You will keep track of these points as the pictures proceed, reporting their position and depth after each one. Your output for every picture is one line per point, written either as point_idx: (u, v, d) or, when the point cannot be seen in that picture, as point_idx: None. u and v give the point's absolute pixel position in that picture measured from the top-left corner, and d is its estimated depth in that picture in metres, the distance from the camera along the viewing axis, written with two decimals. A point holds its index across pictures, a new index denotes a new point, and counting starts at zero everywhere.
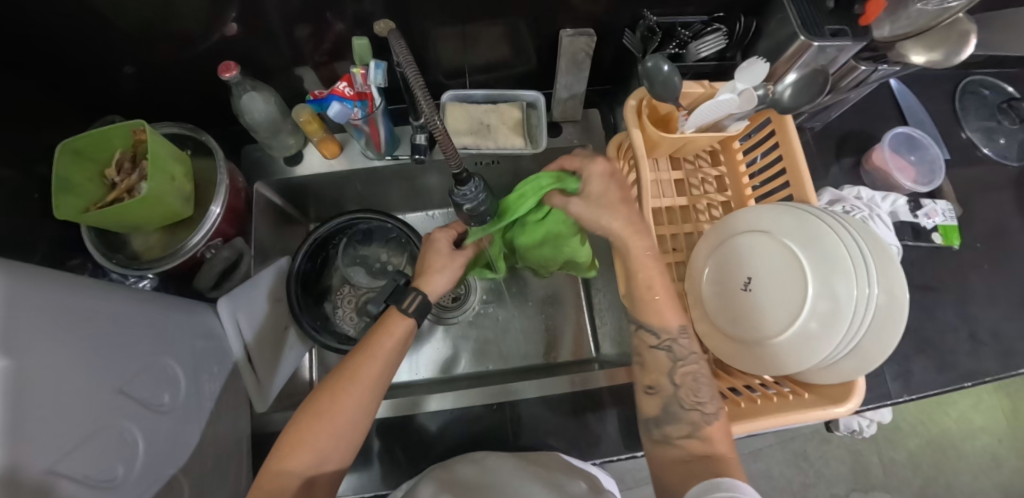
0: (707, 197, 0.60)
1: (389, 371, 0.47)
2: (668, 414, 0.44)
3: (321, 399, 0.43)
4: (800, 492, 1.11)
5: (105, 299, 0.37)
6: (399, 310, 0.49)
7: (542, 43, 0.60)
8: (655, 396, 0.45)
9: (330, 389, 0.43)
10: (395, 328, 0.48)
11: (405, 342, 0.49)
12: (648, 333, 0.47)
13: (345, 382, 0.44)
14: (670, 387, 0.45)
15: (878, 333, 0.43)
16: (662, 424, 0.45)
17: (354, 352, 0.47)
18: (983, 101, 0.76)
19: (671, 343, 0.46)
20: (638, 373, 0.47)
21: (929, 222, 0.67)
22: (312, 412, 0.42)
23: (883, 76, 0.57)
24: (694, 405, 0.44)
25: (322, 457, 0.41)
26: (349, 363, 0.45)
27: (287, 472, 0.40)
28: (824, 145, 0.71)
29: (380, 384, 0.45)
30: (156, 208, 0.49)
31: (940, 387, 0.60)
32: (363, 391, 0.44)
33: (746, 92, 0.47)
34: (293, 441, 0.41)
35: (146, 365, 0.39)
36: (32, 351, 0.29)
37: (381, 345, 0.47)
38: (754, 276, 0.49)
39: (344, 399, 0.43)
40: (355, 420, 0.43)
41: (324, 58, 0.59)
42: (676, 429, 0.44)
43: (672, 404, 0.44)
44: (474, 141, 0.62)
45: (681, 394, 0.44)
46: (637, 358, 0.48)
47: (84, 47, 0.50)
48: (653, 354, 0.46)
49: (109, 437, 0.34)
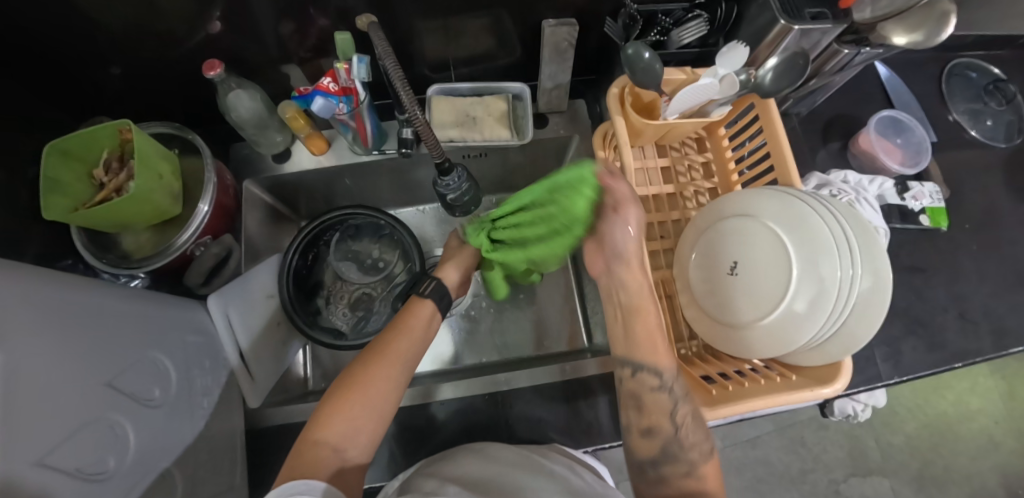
0: (694, 183, 0.60)
1: (416, 348, 0.50)
2: (669, 454, 0.45)
3: (355, 373, 0.46)
4: (798, 479, 1.12)
5: (90, 294, 0.38)
6: (418, 294, 0.55)
7: (525, 34, 0.60)
8: (653, 438, 0.45)
9: (363, 364, 0.47)
10: (421, 310, 0.54)
11: (428, 327, 0.53)
12: (647, 375, 0.46)
13: (379, 356, 0.47)
14: (670, 428, 0.45)
15: (864, 310, 0.44)
16: (662, 462, 0.45)
17: (381, 335, 0.50)
18: (969, 83, 0.76)
19: (671, 384, 0.46)
20: (636, 416, 0.46)
21: (916, 204, 0.67)
22: (348, 384, 0.45)
23: (866, 59, 0.57)
24: (694, 444, 0.45)
25: (356, 429, 0.43)
26: (383, 341, 0.49)
27: (322, 443, 0.41)
28: (810, 130, 0.71)
29: (409, 362, 0.49)
30: (145, 206, 0.50)
31: (931, 368, 0.61)
32: (393, 364, 0.47)
33: (728, 78, 0.48)
34: (329, 413, 0.43)
35: (135, 360, 0.40)
36: (20, 344, 0.29)
37: (409, 324, 0.52)
38: (741, 260, 0.49)
39: (380, 370, 0.46)
40: (387, 393, 0.45)
41: (309, 54, 0.59)
42: (675, 470, 0.44)
43: (672, 444, 0.45)
44: (459, 133, 0.62)
45: (681, 435, 0.45)
46: (634, 402, 0.47)
47: (68, 50, 0.50)
48: (654, 397, 0.46)
49: (98, 430, 0.34)
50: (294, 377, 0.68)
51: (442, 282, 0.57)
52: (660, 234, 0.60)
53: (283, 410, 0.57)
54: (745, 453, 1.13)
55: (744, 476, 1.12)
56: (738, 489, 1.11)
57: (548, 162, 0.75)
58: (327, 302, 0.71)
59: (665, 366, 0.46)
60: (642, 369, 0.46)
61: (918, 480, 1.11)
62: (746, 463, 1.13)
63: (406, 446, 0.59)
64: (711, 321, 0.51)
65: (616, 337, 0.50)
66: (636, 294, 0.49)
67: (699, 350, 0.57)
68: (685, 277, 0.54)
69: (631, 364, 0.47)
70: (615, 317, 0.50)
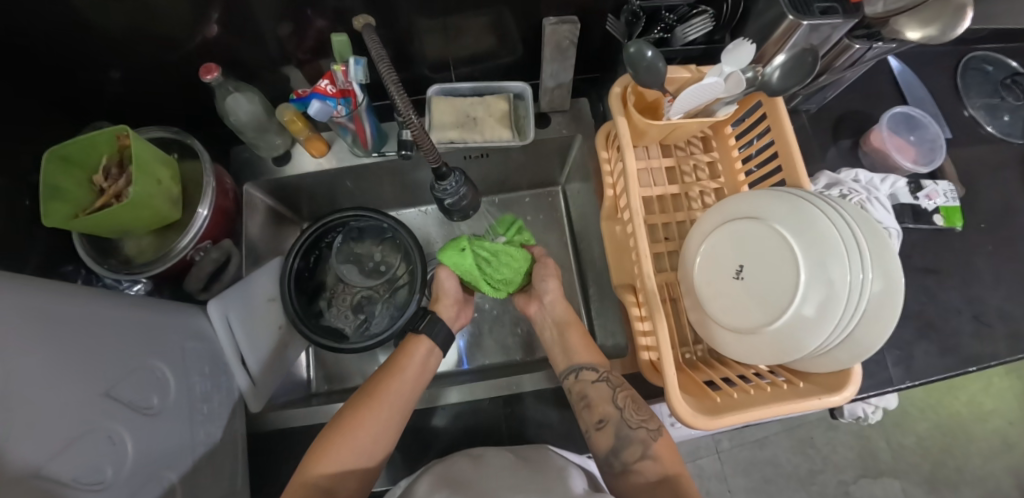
0: (699, 183, 0.59)
1: (409, 389, 0.54)
2: (621, 440, 0.51)
3: (348, 416, 0.50)
4: (807, 480, 1.10)
5: (84, 303, 0.37)
6: (416, 331, 0.58)
7: (526, 32, 0.59)
8: (605, 429, 0.52)
9: (356, 409, 0.51)
10: (416, 350, 0.57)
11: (425, 363, 0.57)
12: (589, 372, 0.56)
13: (375, 400, 0.51)
14: (616, 412, 0.53)
15: (873, 319, 0.42)
16: (619, 452, 0.51)
17: (377, 374, 0.55)
18: (985, 77, 0.74)
19: (607, 375, 0.56)
20: (587, 413, 0.54)
21: (930, 204, 0.65)
22: (341, 427, 0.49)
23: (879, 54, 0.55)
24: (639, 423, 0.52)
25: (345, 467, 0.48)
26: (377, 384, 0.53)
27: (312, 482, 0.46)
28: (819, 128, 0.70)
29: (403, 403, 0.53)
30: (144, 212, 0.49)
31: (943, 372, 0.59)
32: (385, 405, 0.51)
33: (733, 76, 0.46)
34: (320, 452, 0.48)
35: (133, 368, 0.40)
36: (16, 354, 0.29)
37: (403, 364, 0.55)
38: (747, 263, 0.47)
39: (374, 414, 0.50)
40: (375, 434, 0.50)
41: (307, 56, 0.58)
42: (631, 454, 0.51)
43: (622, 427, 0.52)
44: (459, 134, 0.61)
45: (626, 416, 0.52)
46: (583, 400, 0.55)
47: (67, 55, 0.50)
48: (596, 389, 0.55)
49: (97, 439, 0.34)
50: (296, 379, 0.68)
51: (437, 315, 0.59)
52: (664, 236, 0.58)
53: (285, 414, 0.57)
54: (752, 453, 1.12)
55: (751, 477, 1.11)
56: (745, 490, 1.10)
57: (551, 162, 0.74)
58: (329, 305, 0.70)
59: (600, 363, 0.57)
60: (581, 367, 0.57)
61: (930, 481, 1.09)
62: (753, 463, 1.11)
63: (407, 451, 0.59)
64: (716, 325, 0.49)
65: (558, 356, 0.60)
66: (562, 310, 0.63)
67: (704, 355, 0.56)
68: (688, 280, 0.53)
69: (574, 367, 0.58)
70: (556, 339, 0.62)
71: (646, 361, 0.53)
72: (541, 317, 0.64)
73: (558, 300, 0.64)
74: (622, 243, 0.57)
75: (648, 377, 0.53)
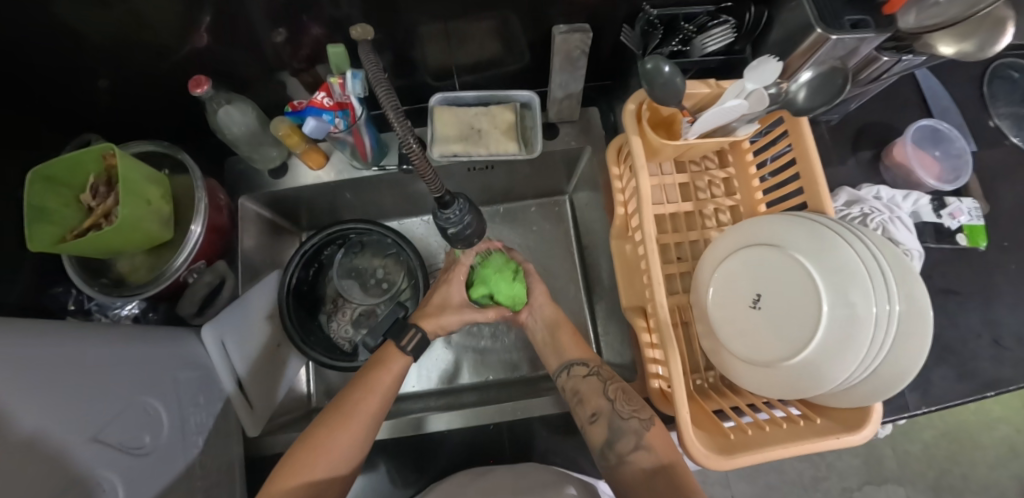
0: (714, 200, 0.56)
1: (385, 403, 0.52)
2: (614, 430, 0.49)
3: (323, 431, 0.48)
4: (811, 487, 1.09)
5: (67, 343, 0.35)
6: (399, 347, 0.55)
7: (535, 39, 0.56)
8: (599, 422, 0.51)
9: (328, 426, 0.48)
10: (393, 364, 0.54)
11: (399, 378, 0.54)
12: (580, 367, 0.56)
13: (346, 416, 0.49)
14: (606, 405, 0.51)
15: (898, 356, 0.40)
16: (613, 443, 0.49)
17: (351, 387, 0.52)
18: (1014, 85, 0.70)
19: (598, 369, 0.55)
20: (580, 408, 0.53)
21: (953, 222, 0.62)
22: (312, 444, 0.47)
23: (907, 68, 0.53)
24: (631, 413, 0.50)
25: (321, 489, 0.46)
26: (350, 400, 0.50)
27: None
28: (839, 139, 0.67)
29: (376, 420, 0.50)
30: (132, 235, 0.47)
31: (962, 397, 0.57)
32: (361, 423, 0.49)
33: (756, 93, 0.43)
34: (292, 471, 0.45)
35: (124, 407, 0.38)
36: (5, 408, 0.28)
37: (379, 380, 0.52)
38: (765, 293, 0.45)
39: (348, 430, 0.48)
40: (350, 453, 0.48)
41: (303, 64, 0.55)
42: (625, 445, 0.48)
43: (614, 418, 0.50)
44: (464, 148, 0.58)
45: (617, 407, 0.51)
46: (575, 397, 0.54)
47: (49, 66, 0.47)
48: (587, 383, 0.54)
49: (85, 487, 0.33)
50: (297, 395, 0.67)
51: (426, 335, 0.56)
52: (676, 256, 0.56)
53: (282, 436, 0.56)
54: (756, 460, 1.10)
55: (755, 483, 1.09)
56: None
57: (558, 173, 0.71)
58: (328, 318, 0.69)
59: (590, 356, 0.57)
60: (571, 363, 0.57)
61: (934, 489, 1.09)
62: (758, 471, 1.10)
63: (408, 469, 0.59)
64: (730, 354, 0.47)
65: (550, 357, 0.60)
66: (547, 309, 0.62)
67: (716, 382, 0.54)
68: (702, 304, 0.51)
69: (564, 364, 0.57)
70: (545, 340, 0.61)
71: (656, 388, 0.51)
72: (531, 321, 0.62)
73: (553, 321, 0.61)
74: (632, 263, 0.55)
75: (658, 405, 0.51)
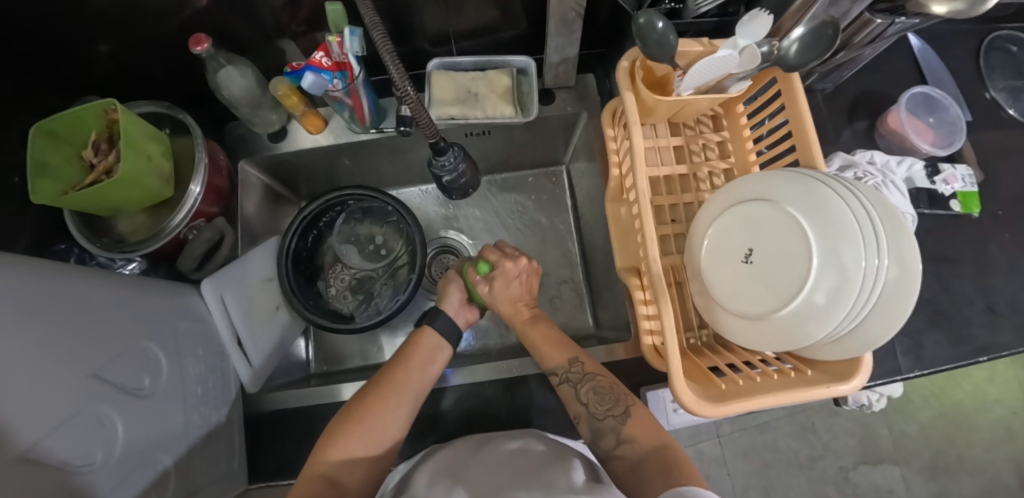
0: (708, 163, 0.57)
1: (424, 381, 0.54)
2: (595, 432, 0.51)
3: (356, 407, 0.50)
4: (807, 466, 1.09)
5: (71, 284, 0.36)
6: (429, 325, 0.58)
7: (530, 3, 0.56)
8: (579, 425, 0.53)
9: (366, 398, 0.50)
10: (424, 339, 0.57)
11: (434, 356, 0.56)
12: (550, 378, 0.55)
13: (391, 389, 0.51)
14: (581, 410, 0.53)
15: (884, 312, 0.41)
16: (598, 443, 0.51)
17: (388, 365, 0.54)
18: (1009, 57, 0.71)
19: (567, 375, 0.54)
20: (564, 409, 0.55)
21: (947, 188, 0.63)
22: (346, 419, 0.49)
23: (900, 30, 0.52)
24: (606, 413, 0.51)
25: (353, 455, 0.47)
26: (391, 375, 0.52)
27: (318, 476, 0.45)
28: (834, 109, 0.67)
29: (416, 395, 0.52)
30: (134, 189, 0.48)
31: (954, 361, 0.58)
32: (399, 400, 0.51)
33: (748, 50, 0.43)
34: (327, 442, 0.47)
35: (125, 348, 0.39)
36: (8, 332, 0.28)
37: (413, 358, 0.55)
38: (756, 247, 0.45)
39: (387, 404, 0.50)
40: (390, 428, 0.50)
41: (302, 27, 0.56)
42: (608, 442, 0.50)
43: (591, 420, 0.52)
44: (460, 111, 0.59)
45: (591, 409, 0.52)
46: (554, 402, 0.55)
47: (52, 26, 0.48)
48: (561, 390, 0.55)
49: (87, 420, 0.34)
50: (296, 360, 0.68)
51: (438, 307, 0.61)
52: (670, 218, 0.57)
53: (282, 395, 0.57)
54: (752, 439, 1.10)
55: (750, 461, 1.09)
56: (745, 475, 1.09)
57: (555, 141, 0.72)
58: (326, 284, 0.70)
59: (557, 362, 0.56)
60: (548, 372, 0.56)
61: (931, 469, 1.09)
62: (753, 449, 1.10)
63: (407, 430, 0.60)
64: (723, 309, 0.47)
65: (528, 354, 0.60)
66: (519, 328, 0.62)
67: (709, 340, 0.55)
68: (695, 262, 0.51)
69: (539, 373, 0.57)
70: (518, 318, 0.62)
71: (649, 345, 0.50)
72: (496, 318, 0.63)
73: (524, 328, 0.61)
74: (627, 224, 0.56)
75: (652, 363, 0.51)
